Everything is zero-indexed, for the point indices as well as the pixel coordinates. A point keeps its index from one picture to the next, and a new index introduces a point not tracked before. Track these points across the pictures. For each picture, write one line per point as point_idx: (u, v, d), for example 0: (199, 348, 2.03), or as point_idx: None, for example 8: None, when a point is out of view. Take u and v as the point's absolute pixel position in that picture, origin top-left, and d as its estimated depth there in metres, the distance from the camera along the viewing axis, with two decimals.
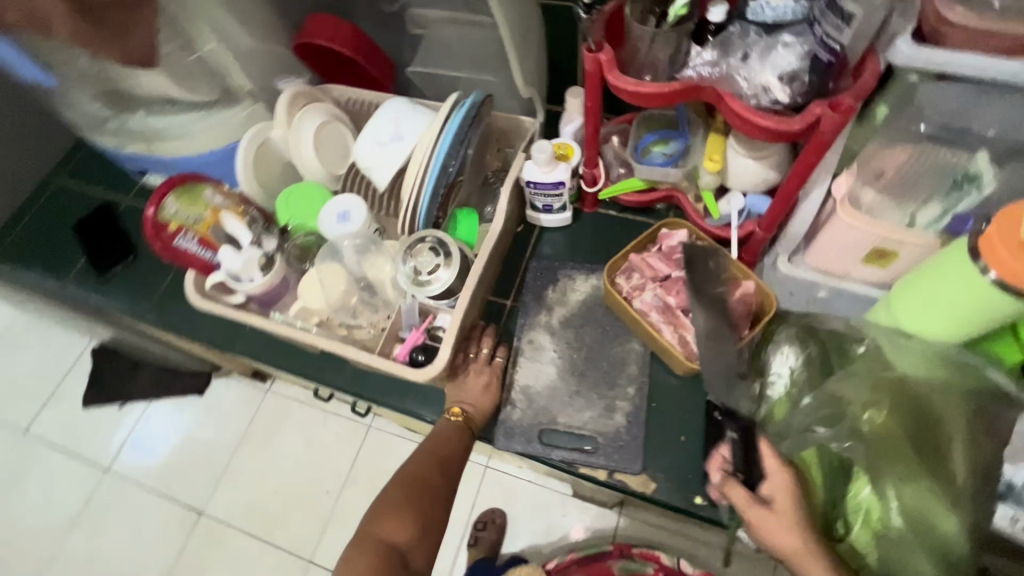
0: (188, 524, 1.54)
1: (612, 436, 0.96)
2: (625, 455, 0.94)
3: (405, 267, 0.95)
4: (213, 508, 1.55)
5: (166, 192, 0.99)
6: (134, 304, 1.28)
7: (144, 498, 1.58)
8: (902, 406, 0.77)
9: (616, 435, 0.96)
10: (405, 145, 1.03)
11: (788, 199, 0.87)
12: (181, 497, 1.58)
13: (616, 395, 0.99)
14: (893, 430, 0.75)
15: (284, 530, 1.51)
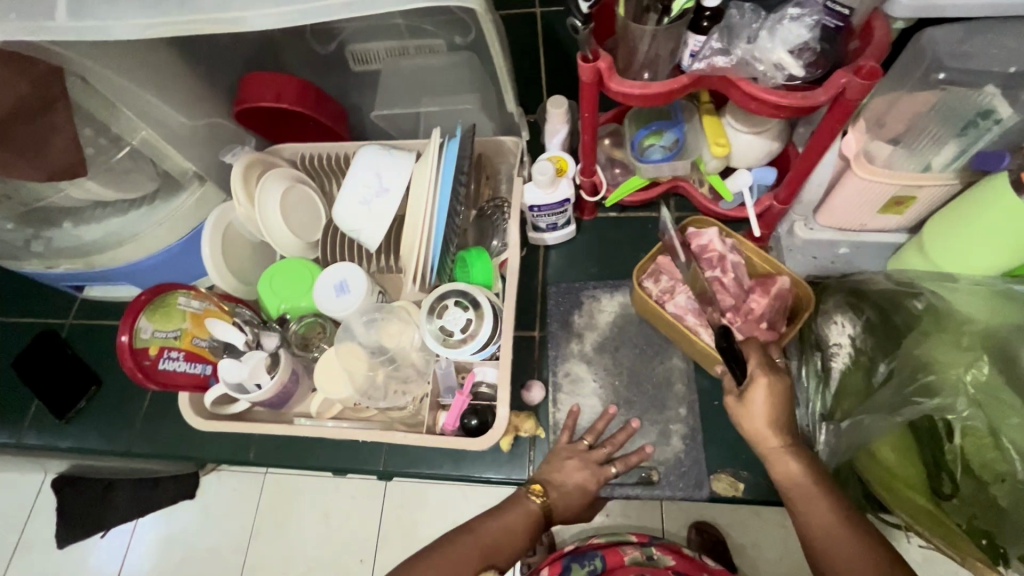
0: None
1: (674, 464, 0.95)
2: (688, 482, 0.94)
3: (433, 328, 0.87)
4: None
5: (137, 314, 0.84)
6: (113, 439, 1.13)
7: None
8: (996, 358, 0.73)
9: (676, 460, 0.95)
10: (393, 197, 0.94)
11: (804, 171, 0.86)
12: None
13: (669, 418, 0.98)
14: (1000, 387, 0.72)
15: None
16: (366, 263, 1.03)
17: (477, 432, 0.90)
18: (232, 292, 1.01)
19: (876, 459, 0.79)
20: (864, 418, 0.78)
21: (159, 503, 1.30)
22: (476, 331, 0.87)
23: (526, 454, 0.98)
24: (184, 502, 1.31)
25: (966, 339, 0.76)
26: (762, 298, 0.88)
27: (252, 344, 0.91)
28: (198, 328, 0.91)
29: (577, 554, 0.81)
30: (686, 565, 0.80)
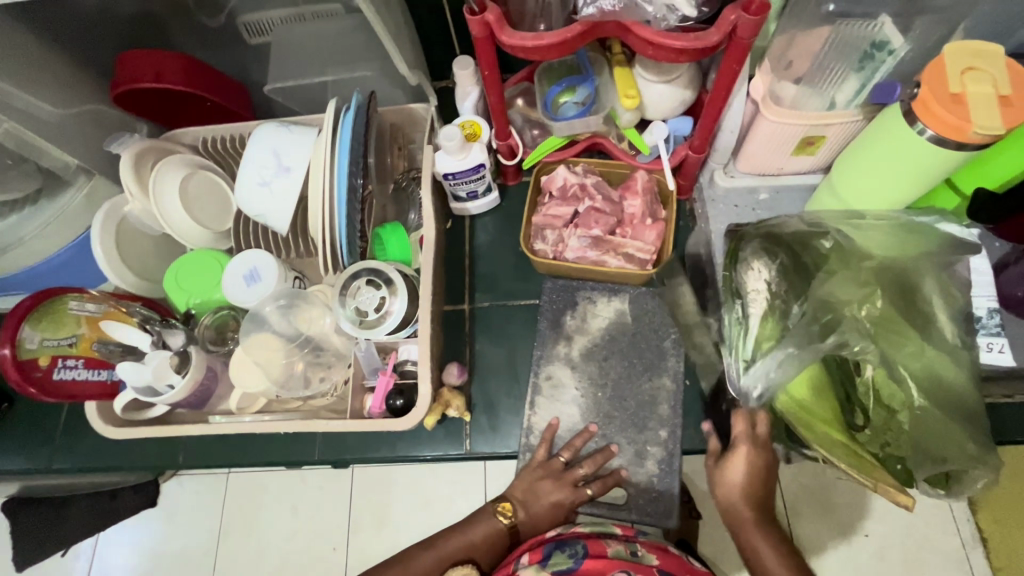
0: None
1: (645, 487, 0.90)
2: (657, 510, 0.89)
3: (346, 310, 0.84)
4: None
5: (19, 322, 0.78)
6: (35, 458, 1.07)
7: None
8: (891, 291, 0.76)
9: (648, 485, 0.90)
10: (295, 176, 0.88)
11: (714, 116, 0.84)
12: None
13: (648, 440, 0.92)
14: (892, 318, 0.74)
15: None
16: (283, 251, 0.99)
17: (403, 412, 0.87)
18: (134, 290, 0.95)
19: (792, 397, 0.79)
20: (772, 359, 0.76)
21: (112, 515, 1.16)
22: (392, 307, 0.85)
23: (462, 429, 0.97)
24: None
25: (865, 274, 0.77)
26: (637, 199, 0.98)
27: (157, 344, 0.86)
28: (97, 332, 0.85)
29: (560, 541, 0.71)
30: (669, 563, 0.70)
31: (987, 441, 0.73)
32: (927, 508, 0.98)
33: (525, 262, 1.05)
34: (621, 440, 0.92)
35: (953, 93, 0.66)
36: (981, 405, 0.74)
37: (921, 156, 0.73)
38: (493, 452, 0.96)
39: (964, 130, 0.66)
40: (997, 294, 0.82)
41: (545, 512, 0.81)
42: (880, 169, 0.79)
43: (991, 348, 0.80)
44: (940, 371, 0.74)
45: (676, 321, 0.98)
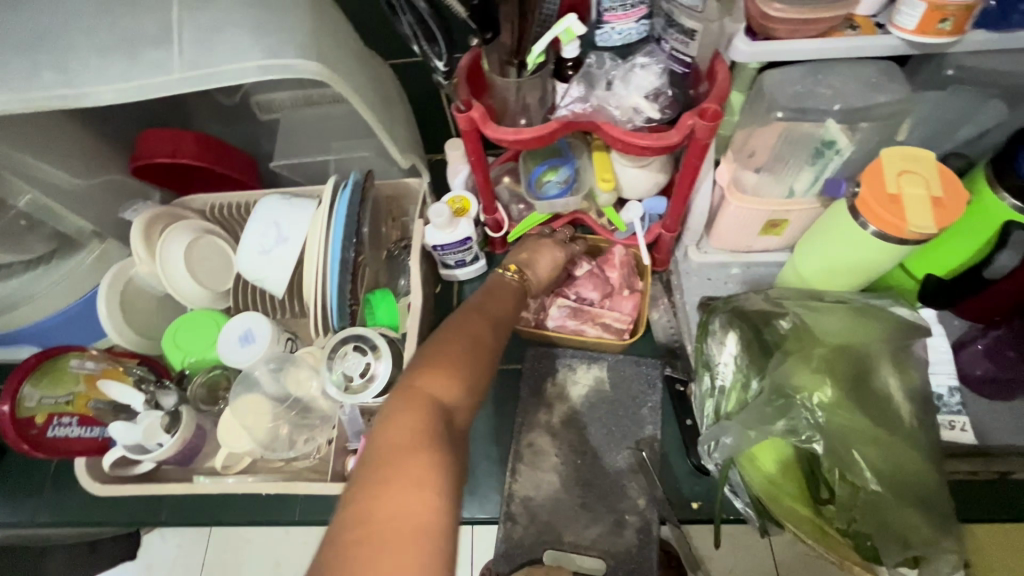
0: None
1: (624, 557, 0.89)
2: None
3: (332, 375, 0.88)
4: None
5: (22, 379, 0.83)
6: (18, 510, 1.08)
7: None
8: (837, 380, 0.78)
9: (628, 557, 0.89)
10: (292, 246, 0.94)
11: (682, 200, 0.92)
12: None
13: (627, 508, 0.92)
14: (841, 407, 0.77)
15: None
16: (277, 314, 1.04)
17: None
18: (133, 347, 0.99)
19: (756, 466, 0.82)
20: (734, 439, 0.80)
21: None
22: (376, 373, 0.88)
23: None
24: None
25: (816, 360, 0.80)
26: (614, 271, 1.04)
27: (149, 403, 0.88)
28: (94, 390, 0.90)
29: None
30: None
31: (942, 522, 0.75)
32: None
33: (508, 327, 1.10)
34: (599, 509, 0.93)
35: (891, 194, 0.73)
36: (938, 486, 0.77)
37: (868, 246, 0.79)
38: (472, 517, 0.97)
39: (900, 228, 0.73)
40: (955, 372, 0.88)
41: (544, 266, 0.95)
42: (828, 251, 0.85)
43: (952, 425, 0.85)
44: (895, 454, 0.76)
45: (653, 390, 1.00)
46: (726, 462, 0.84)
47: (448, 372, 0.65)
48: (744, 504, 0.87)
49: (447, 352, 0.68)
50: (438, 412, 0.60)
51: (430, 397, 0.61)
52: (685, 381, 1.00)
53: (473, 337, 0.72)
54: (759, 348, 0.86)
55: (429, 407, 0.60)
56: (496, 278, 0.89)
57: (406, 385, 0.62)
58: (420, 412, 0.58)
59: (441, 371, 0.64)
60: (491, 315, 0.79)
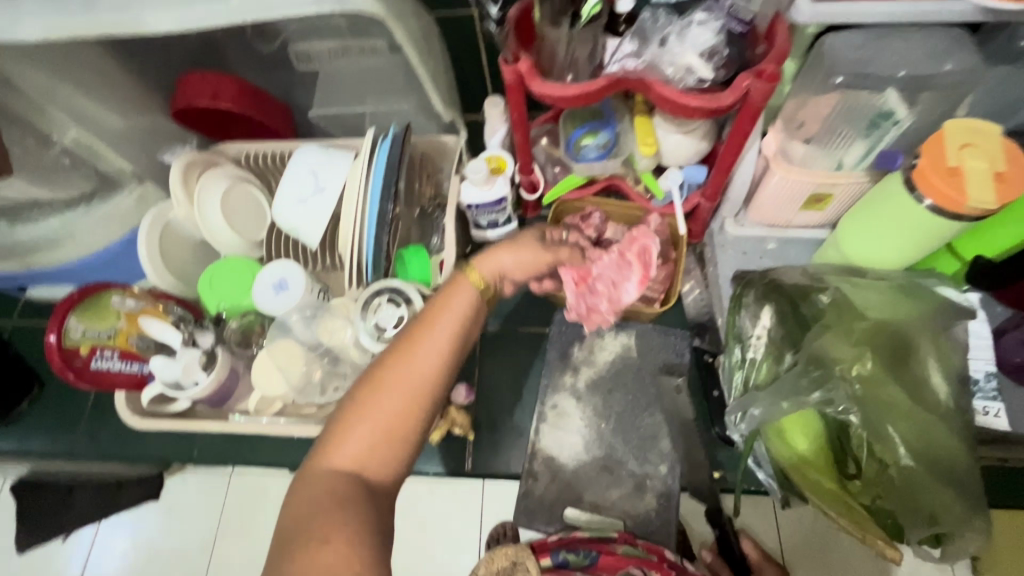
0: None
1: (642, 520, 0.92)
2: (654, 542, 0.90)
3: (367, 324, 0.89)
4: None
5: (67, 312, 0.87)
6: (59, 441, 1.15)
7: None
8: (881, 354, 0.78)
9: (647, 519, 0.92)
10: (330, 195, 0.95)
11: (725, 169, 0.90)
12: None
13: (647, 473, 0.94)
14: (883, 381, 0.77)
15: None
16: (309, 265, 1.05)
17: None
18: (170, 289, 1.01)
19: (785, 441, 0.82)
20: (766, 405, 0.81)
21: None
22: None
23: (464, 448, 1.00)
24: None
25: (857, 334, 0.80)
26: (648, 239, 1.01)
27: (187, 342, 0.90)
28: (134, 327, 0.91)
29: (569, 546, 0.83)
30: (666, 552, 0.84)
31: (973, 505, 0.75)
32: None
33: (537, 292, 1.10)
34: (619, 472, 0.94)
35: (951, 168, 0.71)
36: (972, 469, 0.76)
37: (921, 221, 0.77)
38: (494, 473, 0.98)
39: (957, 202, 0.71)
40: (994, 357, 0.86)
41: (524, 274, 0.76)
42: (875, 225, 0.82)
43: (986, 410, 0.85)
44: (930, 435, 0.76)
45: (680, 360, 1.01)
46: (755, 433, 0.84)
47: (368, 433, 0.58)
48: (766, 475, 0.88)
49: (370, 400, 0.59)
50: (346, 488, 0.56)
51: (338, 472, 0.57)
52: (714, 353, 0.99)
53: (398, 380, 0.59)
54: (796, 323, 0.85)
55: (331, 488, 0.56)
56: (449, 285, 0.67)
57: (315, 461, 0.58)
58: (321, 498, 0.55)
59: (352, 440, 0.58)
60: (426, 344, 0.61)
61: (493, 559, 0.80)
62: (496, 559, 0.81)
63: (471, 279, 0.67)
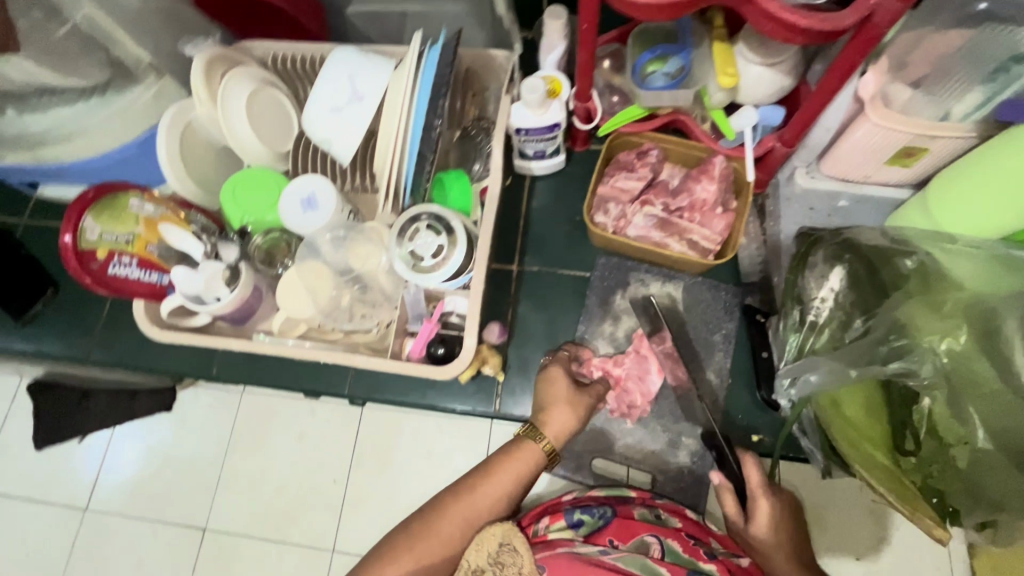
0: (190, 547, 1.15)
1: (674, 476, 0.89)
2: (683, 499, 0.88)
3: (401, 252, 0.82)
4: (213, 524, 1.15)
5: (83, 211, 0.79)
6: (74, 347, 1.12)
7: (138, 527, 1.18)
8: (977, 329, 0.70)
9: (678, 475, 0.89)
10: (368, 105, 0.85)
11: (814, 109, 0.79)
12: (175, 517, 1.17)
13: (683, 430, 0.90)
14: (975, 358, 0.70)
15: (296, 528, 1.13)
16: (338, 181, 0.97)
17: (443, 361, 0.88)
18: (191, 198, 0.94)
19: (839, 410, 0.77)
20: (826, 369, 0.76)
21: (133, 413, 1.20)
22: (449, 257, 0.82)
23: (494, 387, 0.98)
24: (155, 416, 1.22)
25: (948, 305, 0.72)
26: (711, 184, 0.92)
27: (209, 255, 0.86)
28: (152, 234, 0.86)
29: (586, 506, 0.76)
30: (692, 527, 0.76)
31: None
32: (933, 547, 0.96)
33: (579, 234, 1.03)
34: (653, 427, 0.91)
35: None
36: None
37: None
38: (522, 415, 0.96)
39: None
40: None
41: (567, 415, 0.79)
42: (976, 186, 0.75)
43: None
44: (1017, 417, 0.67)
45: (729, 318, 0.95)
46: (806, 401, 0.80)
47: (421, 550, 0.64)
48: (810, 444, 0.84)
49: (430, 529, 0.66)
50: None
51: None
52: (766, 313, 0.93)
53: (460, 512, 0.67)
54: (871, 290, 0.78)
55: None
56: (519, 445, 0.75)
57: (358, 573, 0.63)
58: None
59: (398, 563, 0.63)
60: (487, 488, 0.69)
61: (480, 540, 0.66)
62: (482, 544, 0.66)
63: (541, 445, 0.74)
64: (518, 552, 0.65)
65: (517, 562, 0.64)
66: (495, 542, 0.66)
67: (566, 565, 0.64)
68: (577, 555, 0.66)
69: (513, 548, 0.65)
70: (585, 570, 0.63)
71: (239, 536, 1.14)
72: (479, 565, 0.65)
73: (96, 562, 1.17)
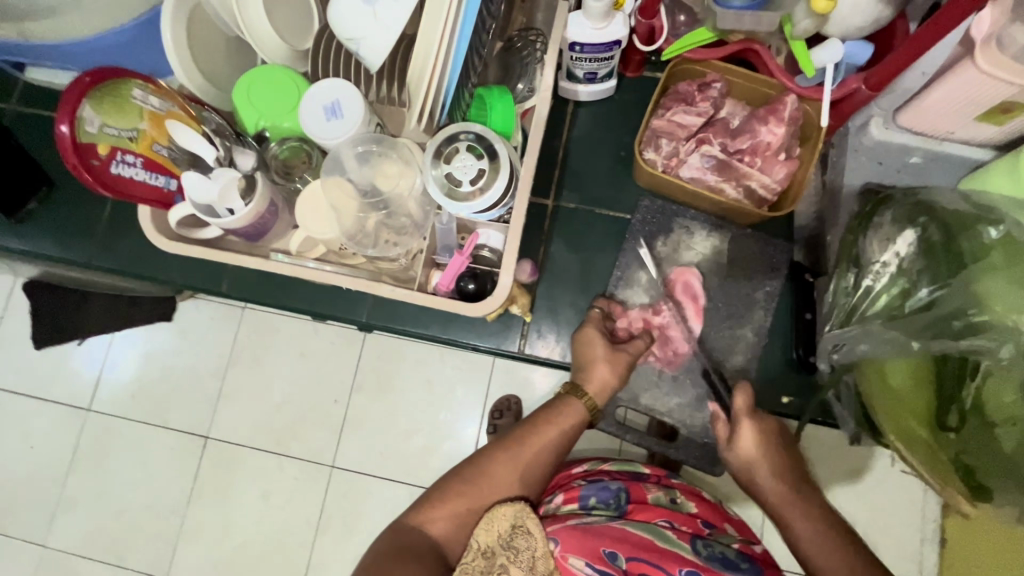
0: (196, 453, 1.15)
1: (699, 431, 0.88)
2: (705, 455, 0.88)
3: (436, 174, 0.75)
4: (218, 432, 1.15)
5: (80, 98, 0.71)
6: (73, 249, 1.05)
7: (142, 432, 1.17)
8: None
9: (701, 432, 0.88)
10: (405, 1, 0.73)
11: (919, 49, 0.69)
12: (179, 425, 1.16)
13: (712, 386, 0.89)
14: None
15: (302, 442, 1.13)
16: (364, 88, 0.85)
17: (473, 296, 0.85)
18: (197, 93, 0.83)
19: (884, 380, 0.74)
20: (879, 332, 0.73)
21: (131, 319, 1.17)
22: (487, 187, 0.74)
23: (518, 327, 0.94)
24: (156, 323, 1.18)
25: None
26: (779, 127, 0.83)
27: (224, 161, 0.78)
28: (159, 132, 0.79)
29: (601, 489, 0.73)
30: (707, 512, 0.74)
31: None
32: (934, 499, 0.96)
33: (622, 171, 0.95)
34: (682, 378, 0.89)
35: None
36: None
37: None
38: (546, 358, 0.94)
39: None
40: None
41: (602, 370, 0.77)
42: None
43: None
44: None
45: (774, 274, 0.90)
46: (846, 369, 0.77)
47: (454, 506, 0.62)
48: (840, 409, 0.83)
49: (464, 482, 0.64)
50: (427, 553, 0.57)
51: (427, 535, 0.59)
52: (815, 273, 0.88)
53: (497, 464, 0.65)
54: (947, 261, 0.71)
55: (415, 547, 0.58)
56: (569, 407, 0.73)
57: (406, 516, 0.61)
58: (401, 550, 0.57)
59: (445, 507, 0.61)
60: (535, 441, 0.68)
61: (491, 520, 0.61)
62: (492, 523, 0.61)
63: (583, 401, 0.74)
64: (532, 535, 0.60)
65: (530, 546, 0.59)
66: (506, 523, 0.61)
67: (579, 541, 0.63)
68: (586, 526, 0.66)
69: (526, 530, 0.60)
70: (595, 544, 0.63)
71: (244, 447, 1.14)
72: (490, 547, 0.60)
73: (104, 458, 1.17)
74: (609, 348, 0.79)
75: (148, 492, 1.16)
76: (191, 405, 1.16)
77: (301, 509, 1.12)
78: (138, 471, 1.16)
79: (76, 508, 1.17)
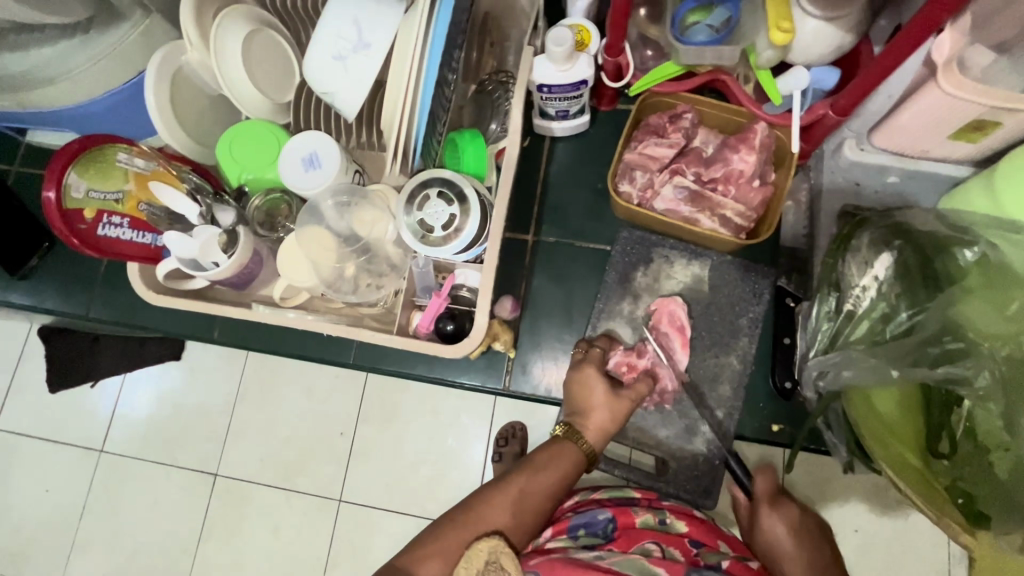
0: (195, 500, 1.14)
1: (688, 463, 0.87)
2: (697, 487, 0.86)
3: (411, 220, 0.76)
4: (227, 469, 1.12)
5: (65, 166, 0.78)
6: (76, 300, 1.11)
7: (153, 469, 1.14)
8: None
9: (692, 463, 0.87)
10: (374, 56, 0.74)
11: (882, 71, 0.69)
12: (186, 464, 1.13)
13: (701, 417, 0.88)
14: None
15: (308, 476, 1.09)
16: (343, 138, 0.87)
17: (452, 337, 0.86)
18: (184, 151, 0.87)
19: (873, 408, 0.73)
20: (863, 357, 0.72)
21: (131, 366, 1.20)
22: (461, 228, 0.76)
23: (504, 363, 0.96)
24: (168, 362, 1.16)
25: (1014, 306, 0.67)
26: (751, 155, 0.84)
27: (206, 219, 0.81)
28: (143, 191, 0.83)
29: (587, 520, 0.73)
30: (698, 530, 0.73)
31: None
32: None
33: (600, 203, 0.96)
34: (670, 409, 0.88)
35: None
36: None
37: None
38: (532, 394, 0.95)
39: None
40: None
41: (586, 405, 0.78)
42: None
43: None
44: None
45: (757, 301, 0.89)
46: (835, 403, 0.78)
47: (445, 550, 0.61)
48: (829, 436, 0.81)
49: (456, 520, 0.64)
50: None
51: None
52: (798, 298, 0.88)
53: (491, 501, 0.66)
54: (920, 284, 0.71)
55: None
56: (562, 448, 0.73)
57: (396, 559, 0.61)
58: None
59: (435, 550, 0.61)
60: (525, 479, 0.68)
61: (472, 557, 0.61)
62: (474, 560, 0.61)
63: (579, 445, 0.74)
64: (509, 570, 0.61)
65: None
66: (484, 558, 0.61)
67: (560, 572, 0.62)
68: (570, 559, 0.65)
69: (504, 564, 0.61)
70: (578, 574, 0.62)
71: (251, 480, 1.11)
72: None
73: (111, 504, 1.15)
74: (591, 384, 0.79)
75: (155, 535, 1.12)
76: (189, 447, 1.14)
77: (309, 544, 1.07)
78: (146, 515, 1.13)
79: (86, 556, 1.14)
